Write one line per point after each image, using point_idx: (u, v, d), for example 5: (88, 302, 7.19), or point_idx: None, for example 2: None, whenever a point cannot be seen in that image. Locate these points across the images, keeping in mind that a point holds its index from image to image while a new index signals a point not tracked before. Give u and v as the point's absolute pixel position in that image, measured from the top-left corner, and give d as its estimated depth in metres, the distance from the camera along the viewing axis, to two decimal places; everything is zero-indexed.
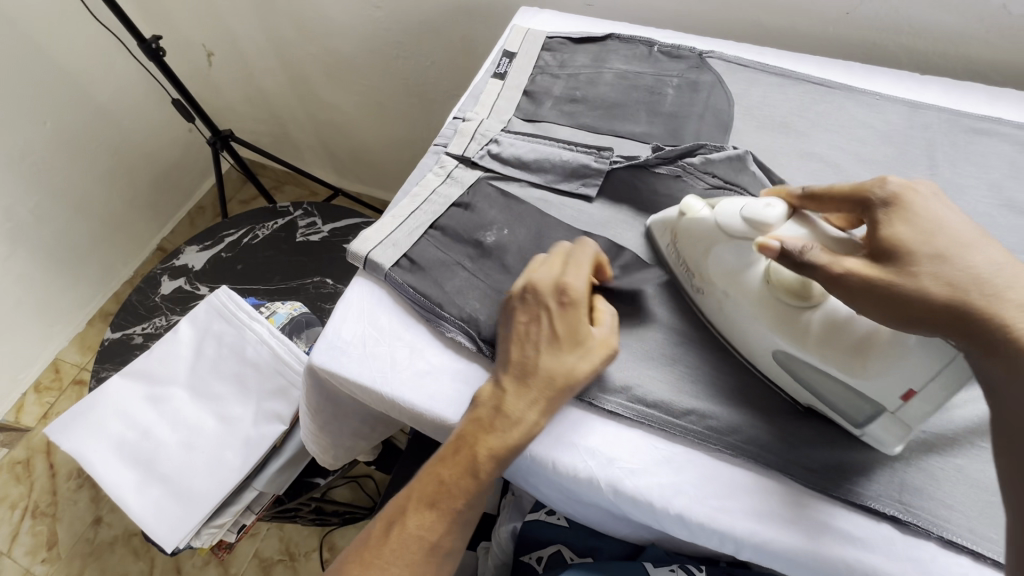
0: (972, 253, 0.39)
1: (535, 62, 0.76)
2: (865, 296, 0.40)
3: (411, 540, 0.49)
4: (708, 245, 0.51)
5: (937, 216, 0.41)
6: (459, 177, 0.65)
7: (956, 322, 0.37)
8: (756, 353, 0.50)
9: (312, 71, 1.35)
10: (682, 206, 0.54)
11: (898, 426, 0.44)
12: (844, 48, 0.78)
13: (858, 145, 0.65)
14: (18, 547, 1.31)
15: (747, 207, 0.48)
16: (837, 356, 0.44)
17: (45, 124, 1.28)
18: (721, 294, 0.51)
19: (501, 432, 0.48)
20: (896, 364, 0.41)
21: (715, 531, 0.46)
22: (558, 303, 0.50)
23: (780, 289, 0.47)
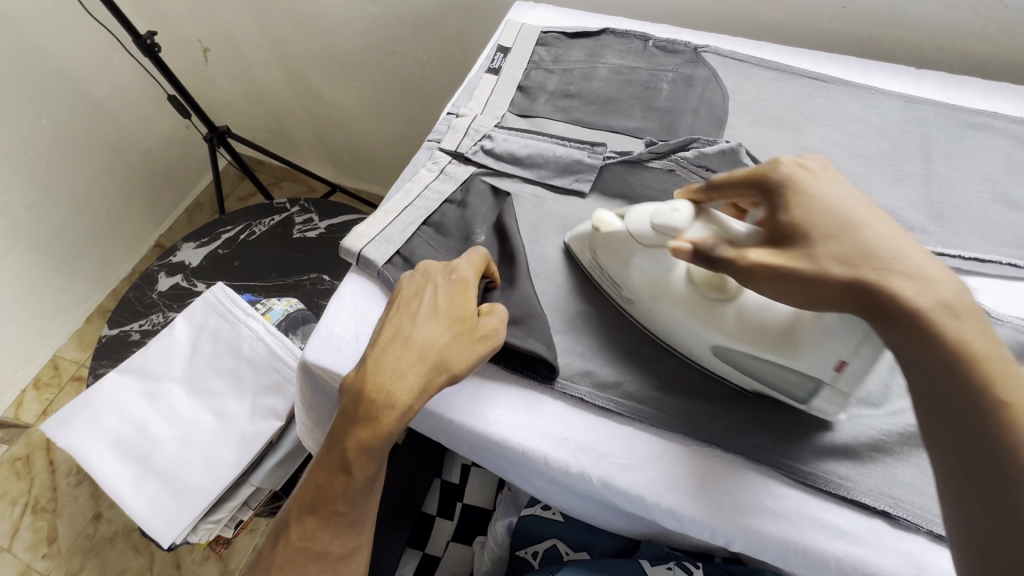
0: (863, 228, 0.40)
1: (530, 57, 0.75)
2: (774, 282, 0.41)
3: (299, 546, 0.48)
4: (626, 253, 0.52)
5: (824, 195, 0.42)
6: (453, 173, 0.65)
7: (857, 297, 0.38)
8: (695, 350, 0.50)
9: (308, 67, 1.34)
10: (595, 221, 0.54)
11: (839, 398, 0.45)
12: (840, 43, 0.77)
13: (853, 140, 0.65)
14: (19, 543, 1.32)
15: (656, 216, 0.48)
16: (770, 340, 0.45)
17: (41, 120, 1.27)
18: (649, 300, 0.51)
19: (369, 420, 0.45)
20: (828, 341, 0.43)
21: (707, 525, 0.47)
22: (438, 288, 0.50)
23: (702, 285, 0.48)
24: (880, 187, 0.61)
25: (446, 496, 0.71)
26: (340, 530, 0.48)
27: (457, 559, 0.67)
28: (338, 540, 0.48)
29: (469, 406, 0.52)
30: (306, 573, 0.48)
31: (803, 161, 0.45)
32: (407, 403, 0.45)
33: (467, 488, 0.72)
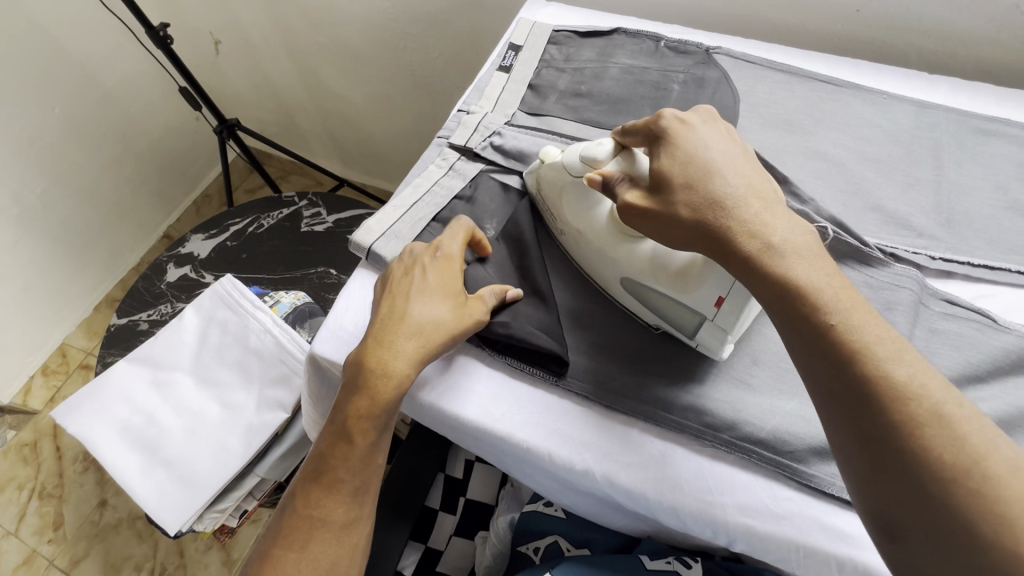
0: (715, 176, 0.44)
1: (540, 56, 0.75)
2: (641, 221, 0.46)
3: (303, 515, 0.49)
4: (561, 187, 0.56)
5: (693, 145, 0.46)
6: (462, 170, 0.65)
7: (702, 238, 0.43)
8: (609, 283, 0.55)
9: (319, 61, 1.35)
10: (542, 153, 0.58)
11: (720, 334, 0.49)
12: (853, 47, 0.77)
13: (864, 144, 0.64)
14: (25, 527, 1.34)
15: (586, 148, 0.53)
16: (664, 277, 0.50)
17: (53, 110, 1.29)
18: (575, 233, 0.55)
19: (370, 390, 0.47)
20: (707, 275, 0.47)
21: (707, 522, 0.47)
22: (431, 263, 0.53)
23: (617, 221, 0.52)
24: (890, 192, 0.61)
25: (449, 490, 0.72)
26: (344, 497, 0.49)
27: (459, 553, 0.67)
28: (340, 507, 0.49)
29: (481, 398, 0.52)
30: (309, 541, 0.48)
31: (690, 116, 0.49)
32: (406, 374, 0.48)
33: (470, 483, 0.72)
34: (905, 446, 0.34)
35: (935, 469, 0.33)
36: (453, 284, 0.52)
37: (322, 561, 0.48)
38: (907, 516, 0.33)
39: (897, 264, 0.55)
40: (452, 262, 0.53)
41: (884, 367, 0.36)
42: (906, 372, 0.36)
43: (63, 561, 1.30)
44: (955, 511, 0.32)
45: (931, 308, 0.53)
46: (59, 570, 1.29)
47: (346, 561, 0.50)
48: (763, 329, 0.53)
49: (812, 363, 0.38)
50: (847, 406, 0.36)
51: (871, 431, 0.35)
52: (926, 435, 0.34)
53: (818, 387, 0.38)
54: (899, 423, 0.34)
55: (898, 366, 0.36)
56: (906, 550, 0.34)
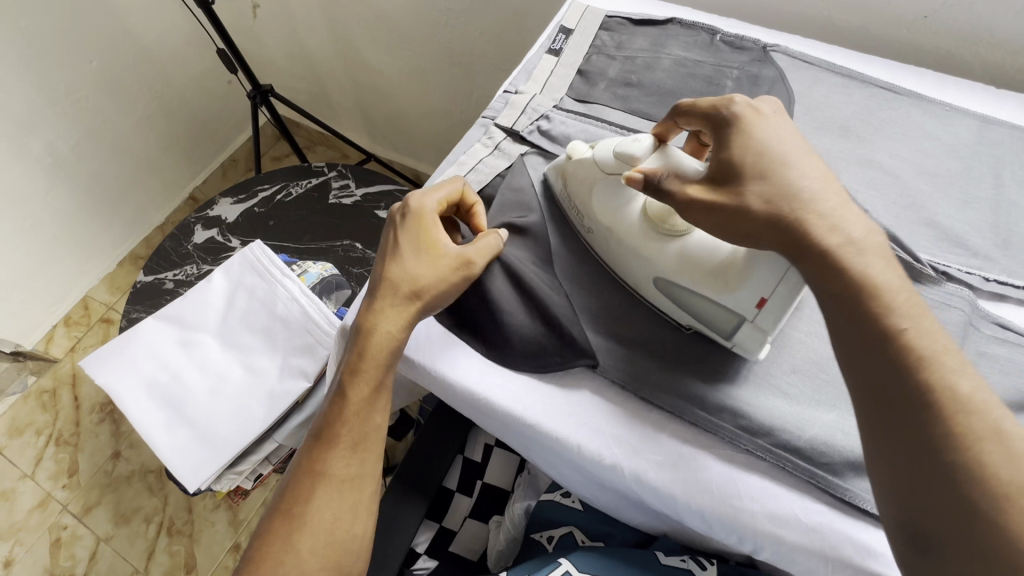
0: (787, 169, 0.44)
1: (592, 41, 0.74)
2: (704, 218, 0.45)
3: (308, 469, 0.50)
4: (590, 181, 0.54)
5: (768, 131, 0.45)
6: (507, 150, 0.65)
7: (776, 233, 0.42)
8: (642, 284, 0.53)
9: (356, 32, 1.33)
10: (569, 149, 0.56)
11: (758, 334, 0.48)
12: (916, 54, 0.74)
13: (922, 156, 0.62)
14: (41, 471, 1.38)
15: (620, 145, 0.51)
16: (705, 277, 0.49)
17: (91, 62, 1.29)
18: (605, 230, 0.53)
19: (362, 347, 0.51)
20: (753, 276, 0.46)
21: (733, 528, 0.47)
22: (403, 220, 0.54)
23: (653, 217, 0.51)
24: (947, 208, 0.59)
25: (466, 473, 0.71)
26: (343, 451, 0.50)
27: (473, 534, 0.68)
28: (341, 460, 0.50)
29: (511, 386, 0.53)
30: (310, 495, 0.49)
31: (757, 103, 0.47)
32: (390, 333, 0.51)
33: (488, 467, 0.71)
34: (954, 456, 0.35)
35: (974, 476, 0.34)
36: (428, 238, 0.53)
37: (325, 515, 0.49)
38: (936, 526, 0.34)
39: (949, 283, 0.54)
40: (422, 215, 0.53)
41: (949, 377, 0.36)
42: (969, 385, 0.36)
43: (76, 506, 1.34)
44: (986, 519, 0.33)
45: (980, 331, 0.52)
46: (72, 515, 1.33)
47: (347, 521, 0.49)
48: (804, 338, 0.52)
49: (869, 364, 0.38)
50: (900, 410, 0.37)
51: (922, 438, 0.36)
52: (981, 450, 0.34)
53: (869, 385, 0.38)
54: (953, 434, 0.35)
55: (963, 378, 0.36)
56: (932, 561, 0.34)
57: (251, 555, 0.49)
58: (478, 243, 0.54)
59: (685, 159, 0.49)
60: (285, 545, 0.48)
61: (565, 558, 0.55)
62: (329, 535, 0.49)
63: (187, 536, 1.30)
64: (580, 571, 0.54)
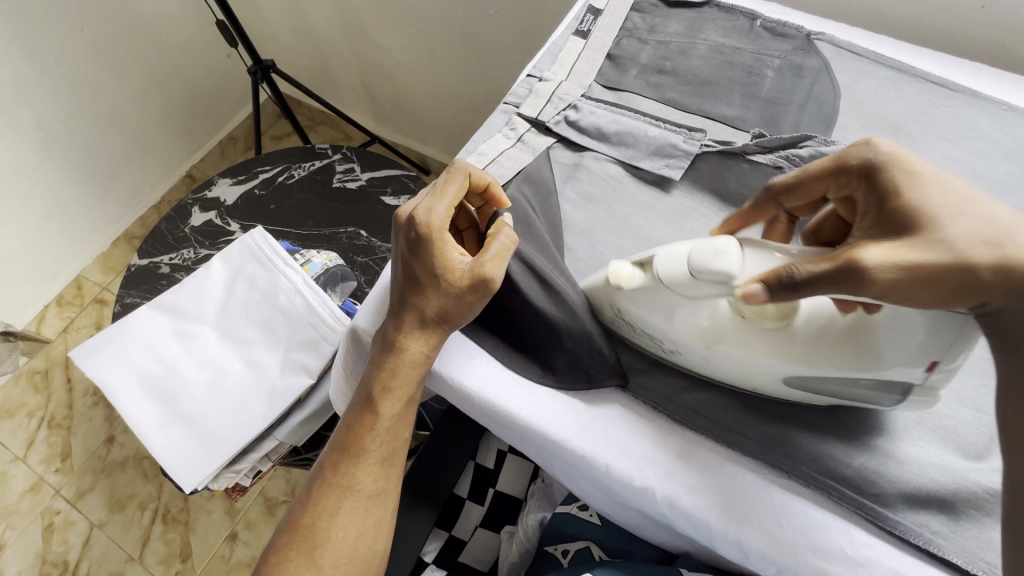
0: (986, 205, 0.39)
1: (622, 24, 0.68)
2: (908, 283, 0.36)
3: (331, 483, 0.48)
4: (658, 305, 0.44)
5: (930, 172, 0.41)
6: (531, 142, 0.60)
7: (1002, 280, 0.36)
8: (763, 385, 0.45)
9: (363, 6, 1.26)
10: (612, 275, 0.45)
11: (928, 395, 0.42)
12: (968, 46, 0.69)
13: (977, 159, 0.58)
14: (33, 455, 1.34)
15: (693, 257, 0.40)
16: (851, 352, 0.41)
17: (82, 31, 1.22)
18: (702, 346, 0.44)
19: (393, 363, 0.48)
20: (914, 336, 0.39)
21: (772, 559, 0.43)
22: (410, 237, 0.48)
23: (763, 322, 0.42)
24: None
25: (478, 481, 0.68)
26: (371, 467, 0.48)
27: (484, 544, 0.65)
28: (368, 475, 0.48)
29: (537, 400, 0.49)
30: (334, 515, 0.47)
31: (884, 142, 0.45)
32: (420, 352, 0.48)
33: (502, 475, 0.68)
34: None
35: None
36: (444, 256, 0.47)
37: (349, 534, 0.47)
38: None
39: None
40: (431, 232, 0.47)
41: None
42: None
43: (69, 491, 1.31)
44: None
45: None
46: (65, 500, 1.30)
47: (370, 537, 0.48)
48: None
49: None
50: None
51: None
52: None
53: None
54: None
55: None
56: None
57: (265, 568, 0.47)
58: (492, 247, 0.47)
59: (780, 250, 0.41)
60: (304, 562, 0.46)
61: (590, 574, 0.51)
62: (351, 553, 0.47)
63: (183, 524, 1.28)
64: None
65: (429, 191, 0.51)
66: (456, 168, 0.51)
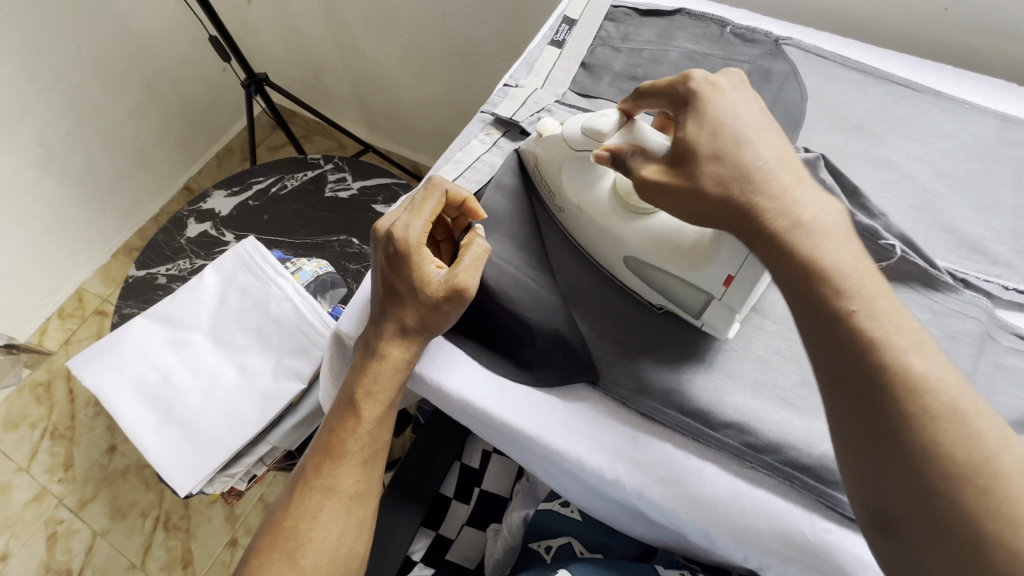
0: (748, 147, 0.41)
1: (596, 33, 0.71)
2: (665, 198, 0.43)
3: (314, 484, 0.49)
4: (561, 158, 0.51)
5: (723, 110, 0.43)
6: (505, 147, 0.62)
7: (726, 214, 0.41)
8: (611, 262, 0.52)
9: (353, 19, 1.29)
10: (540, 127, 0.53)
11: (726, 315, 0.47)
12: (935, 47, 0.71)
13: (940, 157, 0.60)
14: (37, 465, 1.36)
15: (587, 121, 0.48)
16: (671, 254, 0.48)
17: (81, 50, 1.25)
18: (575, 210, 0.52)
19: (374, 369, 0.50)
20: (720, 253, 0.45)
21: (736, 544, 0.46)
22: (389, 250, 0.50)
23: (624, 199, 0.49)
24: (965, 213, 0.56)
25: (464, 479, 0.70)
26: (354, 469, 0.50)
27: (470, 541, 0.67)
28: (350, 477, 0.50)
29: (512, 398, 0.51)
30: (316, 514, 0.49)
31: (716, 76, 0.44)
32: (401, 358, 0.50)
33: (486, 474, 0.70)
34: (913, 435, 0.34)
35: (956, 480, 0.33)
36: (422, 270, 0.49)
37: (330, 533, 0.48)
38: (909, 519, 0.34)
39: (966, 291, 0.51)
40: (409, 246, 0.49)
41: (903, 357, 0.35)
42: (925, 364, 0.35)
43: (72, 501, 1.33)
44: (949, 504, 0.33)
45: (999, 342, 0.50)
46: (68, 509, 1.32)
47: (351, 538, 0.49)
48: None
49: (832, 354, 0.37)
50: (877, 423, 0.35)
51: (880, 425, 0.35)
52: (940, 428, 0.34)
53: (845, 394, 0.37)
54: (906, 412, 0.34)
55: (918, 357, 0.35)
56: (896, 540, 0.35)
57: (249, 567, 0.49)
58: (465, 260, 0.49)
59: (651, 135, 0.46)
60: (286, 561, 0.48)
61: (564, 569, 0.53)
62: (333, 553, 0.48)
63: (184, 530, 1.29)
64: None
65: (407, 205, 0.52)
66: (434, 184, 0.52)
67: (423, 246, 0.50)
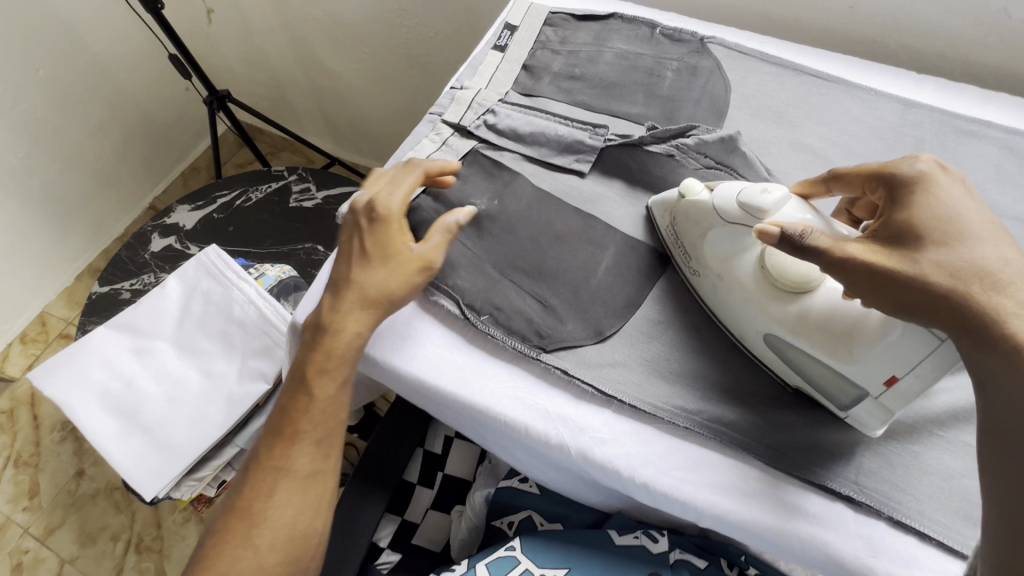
0: (981, 245, 0.40)
1: (536, 37, 0.75)
2: (876, 282, 0.41)
3: (268, 466, 0.51)
4: (704, 228, 0.53)
5: (953, 202, 0.42)
6: (454, 146, 0.66)
7: (953, 315, 0.39)
8: (747, 337, 0.51)
9: (313, 34, 1.33)
10: (682, 186, 0.54)
11: (881, 410, 0.45)
12: (846, 42, 0.78)
13: (850, 138, 0.65)
14: (0, 495, 1.33)
15: (745, 193, 0.49)
16: (827, 343, 0.45)
17: (38, 71, 1.26)
18: (716, 277, 0.52)
19: (331, 341, 0.52)
20: (882, 351, 0.43)
21: (676, 499, 0.48)
22: (366, 215, 0.54)
23: (776, 277, 0.48)
24: None
25: (427, 465, 0.73)
26: (307, 447, 0.52)
27: (435, 525, 0.70)
28: (306, 457, 0.52)
29: (463, 378, 0.54)
30: (272, 493, 0.50)
31: (943, 164, 0.45)
32: (354, 329, 0.52)
33: (449, 458, 0.73)
34: None
35: None
36: (394, 236, 0.54)
37: (286, 512, 0.50)
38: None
39: None
40: (389, 214, 0.54)
41: None
42: None
43: (38, 529, 1.29)
44: None
45: None
46: (34, 538, 1.29)
47: (307, 517, 0.51)
48: None
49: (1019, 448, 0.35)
50: None
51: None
52: None
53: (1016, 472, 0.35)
54: None
55: None
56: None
57: (205, 552, 0.51)
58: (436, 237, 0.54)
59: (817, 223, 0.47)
60: (241, 542, 0.49)
61: (529, 560, 0.55)
62: (289, 531, 0.50)
63: (157, 552, 1.27)
64: (539, 568, 0.54)
65: (386, 181, 0.57)
66: (412, 164, 0.58)
67: (400, 215, 0.54)
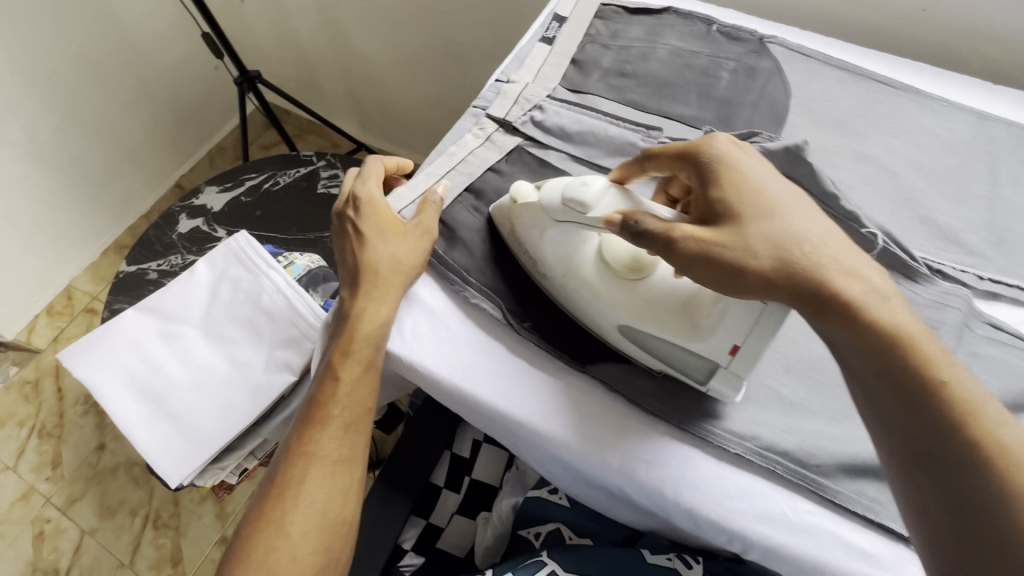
0: (795, 216, 0.43)
1: (586, 30, 0.72)
2: (732, 280, 0.42)
3: (298, 453, 0.51)
4: (542, 226, 0.53)
5: (752, 176, 0.44)
6: (499, 142, 0.63)
7: (848, 325, 0.39)
8: (603, 329, 0.52)
9: (347, 17, 1.30)
10: (514, 191, 0.55)
11: (731, 381, 0.47)
12: (915, 47, 0.73)
13: (919, 152, 0.62)
14: (24, 463, 1.35)
15: (567, 189, 0.50)
16: (671, 323, 0.48)
17: (72, 45, 1.25)
18: (563, 278, 0.52)
19: (358, 326, 0.53)
20: (723, 321, 0.45)
21: (724, 528, 0.46)
22: (351, 209, 0.57)
23: (615, 266, 0.50)
24: (942, 206, 0.58)
25: (455, 469, 0.72)
26: (337, 433, 0.52)
27: (460, 530, 0.69)
28: (336, 442, 0.52)
29: (504, 387, 0.52)
30: (303, 480, 0.50)
31: (738, 140, 0.47)
32: (378, 313, 0.53)
33: (476, 463, 0.72)
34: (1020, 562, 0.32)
35: None
36: (386, 215, 0.56)
37: (318, 498, 0.50)
38: None
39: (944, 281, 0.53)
40: (374, 199, 0.57)
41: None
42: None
43: (60, 499, 1.32)
44: None
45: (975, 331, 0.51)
46: (56, 508, 1.31)
47: (338, 504, 0.51)
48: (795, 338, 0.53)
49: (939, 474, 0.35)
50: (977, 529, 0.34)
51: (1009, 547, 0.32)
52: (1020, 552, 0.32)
53: (919, 457, 0.36)
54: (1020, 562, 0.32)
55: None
56: None
57: (238, 541, 0.50)
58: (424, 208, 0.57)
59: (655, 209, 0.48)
60: (275, 532, 0.49)
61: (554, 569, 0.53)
62: (321, 518, 0.50)
63: (174, 529, 1.28)
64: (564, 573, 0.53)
65: (357, 177, 0.60)
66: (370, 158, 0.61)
67: (380, 197, 0.57)
